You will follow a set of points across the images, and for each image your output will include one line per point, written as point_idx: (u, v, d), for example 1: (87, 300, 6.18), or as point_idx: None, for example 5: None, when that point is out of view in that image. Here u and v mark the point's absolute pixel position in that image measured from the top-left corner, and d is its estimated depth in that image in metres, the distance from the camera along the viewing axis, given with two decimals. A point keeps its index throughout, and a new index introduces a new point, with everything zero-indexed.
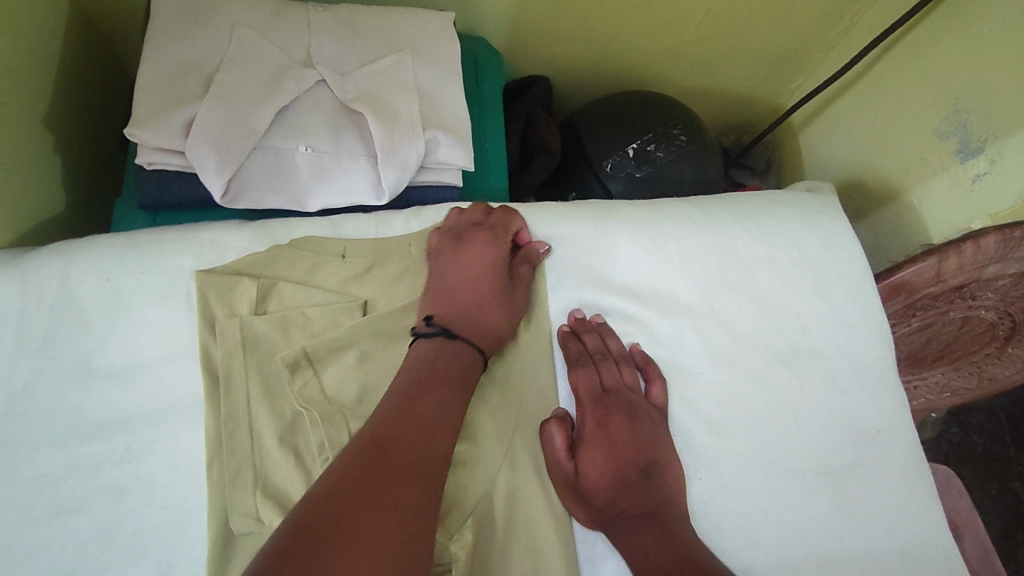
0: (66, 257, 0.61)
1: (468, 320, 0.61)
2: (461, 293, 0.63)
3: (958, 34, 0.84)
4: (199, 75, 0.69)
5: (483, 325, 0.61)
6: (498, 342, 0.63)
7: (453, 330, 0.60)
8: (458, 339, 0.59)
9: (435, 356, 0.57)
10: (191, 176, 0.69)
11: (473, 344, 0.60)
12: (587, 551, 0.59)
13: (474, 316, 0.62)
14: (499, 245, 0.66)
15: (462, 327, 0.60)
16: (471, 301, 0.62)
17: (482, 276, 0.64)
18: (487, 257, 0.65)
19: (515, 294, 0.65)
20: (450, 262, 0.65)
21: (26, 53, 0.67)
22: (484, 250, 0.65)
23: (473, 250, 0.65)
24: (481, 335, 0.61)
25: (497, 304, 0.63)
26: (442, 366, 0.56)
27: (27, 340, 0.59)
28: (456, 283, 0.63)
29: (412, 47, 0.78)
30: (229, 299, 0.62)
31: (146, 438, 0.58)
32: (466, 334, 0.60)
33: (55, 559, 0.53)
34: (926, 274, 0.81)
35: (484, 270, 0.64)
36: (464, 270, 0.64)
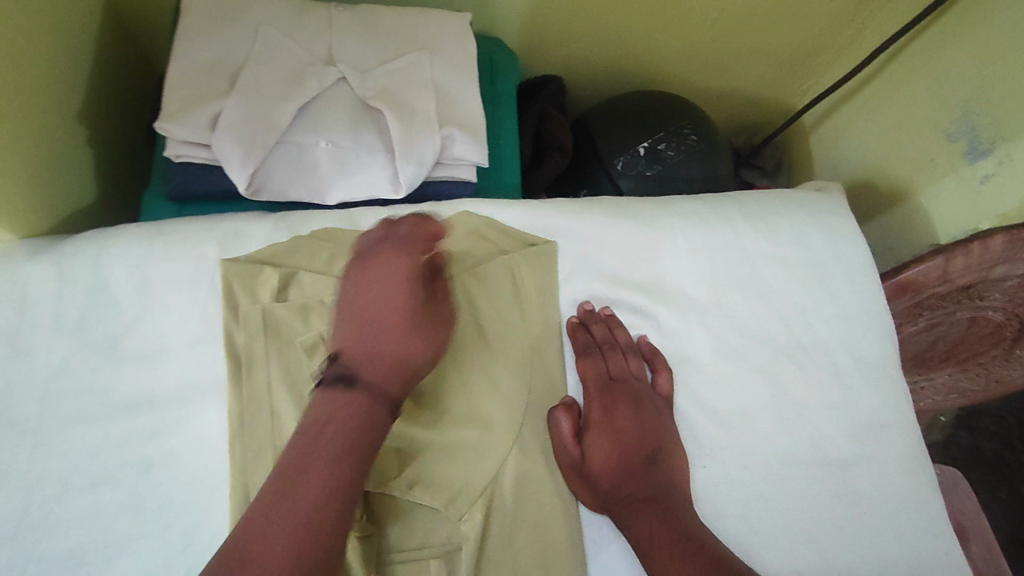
0: (99, 244, 0.64)
1: (377, 356, 0.52)
2: (370, 322, 0.53)
3: (968, 37, 0.85)
4: (225, 72, 0.72)
5: (394, 362, 0.52)
6: (413, 378, 0.54)
7: (358, 373, 0.51)
8: (362, 386, 0.50)
9: (336, 410, 0.49)
10: (216, 169, 0.72)
11: (383, 387, 0.51)
12: (594, 532, 0.62)
13: (385, 352, 0.52)
14: (415, 258, 0.55)
15: (370, 367, 0.51)
16: (378, 332, 0.53)
17: (396, 299, 0.53)
18: (400, 275, 0.54)
19: (436, 317, 0.56)
20: (358, 283, 0.54)
21: (63, 49, 0.70)
22: (396, 267, 0.54)
23: (385, 268, 0.54)
24: (393, 374, 0.52)
25: (411, 332, 0.53)
26: (340, 424, 0.48)
27: (61, 322, 0.62)
28: (365, 309, 0.53)
29: (430, 46, 0.80)
30: (252, 287, 0.64)
31: (173, 417, 0.60)
32: (374, 374, 0.51)
33: (88, 528, 0.56)
34: (931, 274, 0.82)
35: (398, 292, 0.54)
36: (376, 291, 0.54)
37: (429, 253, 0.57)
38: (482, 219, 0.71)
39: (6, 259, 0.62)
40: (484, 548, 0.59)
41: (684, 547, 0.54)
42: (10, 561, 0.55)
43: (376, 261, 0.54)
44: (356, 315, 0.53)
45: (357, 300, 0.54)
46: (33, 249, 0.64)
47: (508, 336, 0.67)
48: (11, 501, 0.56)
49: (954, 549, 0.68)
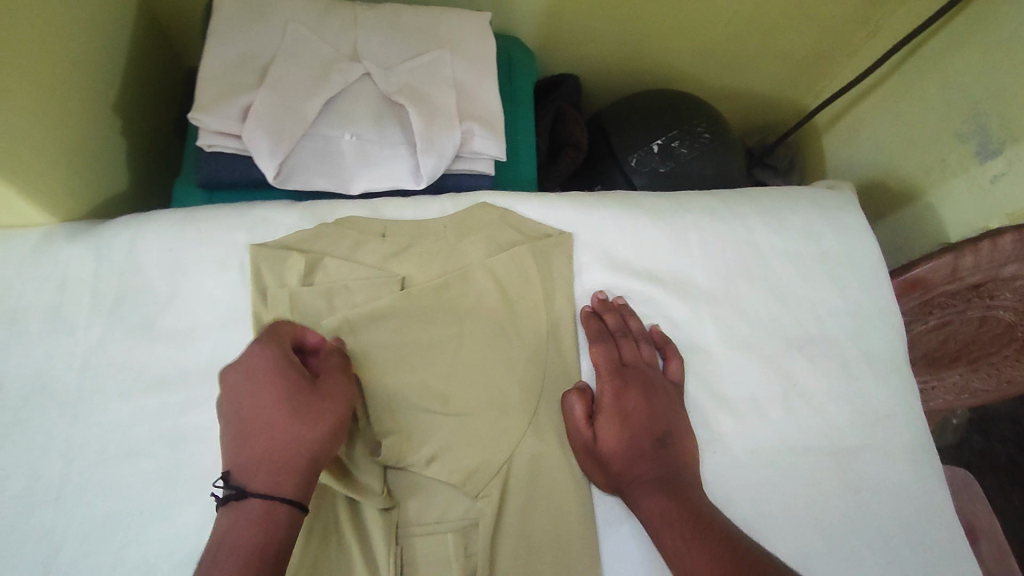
0: (134, 228, 0.67)
1: (261, 458, 0.51)
2: (243, 427, 0.52)
3: (979, 40, 0.86)
4: (256, 67, 0.75)
5: (278, 457, 0.51)
6: (314, 461, 0.52)
7: (248, 479, 0.50)
8: (251, 495, 0.50)
9: (232, 528, 0.49)
10: (245, 159, 0.75)
11: (274, 487, 0.50)
12: (606, 513, 0.64)
13: (266, 451, 0.51)
14: (271, 350, 0.54)
15: (254, 475, 0.50)
16: (263, 432, 0.51)
17: (261, 395, 0.53)
18: (259, 369, 0.53)
19: (317, 393, 0.54)
20: (231, 390, 0.54)
21: (102, 44, 0.73)
22: (252, 365, 0.53)
23: (245, 368, 0.54)
24: (282, 470, 0.51)
25: (287, 418, 0.52)
26: (239, 539, 0.48)
27: (99, 301, 0.65)
28: (242, 413, 0.52)
29: (451, 44, 0.83)
30: (280, 271, 0.67)
31: (203, 392, 0.63)
32: (259, 478, 0.50)
33: (122, 496, 0.59)
34: (940, 271, 0.83)
35: (265, 387, 0.53)
36: (240, 395, 0.53)
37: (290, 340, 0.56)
38: (500, 210, 0.73)
39: (48, 240, 0.66)
40: (498, 524, 0.61)
41: (695, 524, 0.56)
42: (50, 523, 0.58)
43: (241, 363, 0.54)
44: (242, 422, 0.52)
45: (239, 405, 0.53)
46: (73, 231, 0.67)
47: (523, 323, 0.69)
48: (53, 467, 0.60)
49: (959, 540, 0.70)
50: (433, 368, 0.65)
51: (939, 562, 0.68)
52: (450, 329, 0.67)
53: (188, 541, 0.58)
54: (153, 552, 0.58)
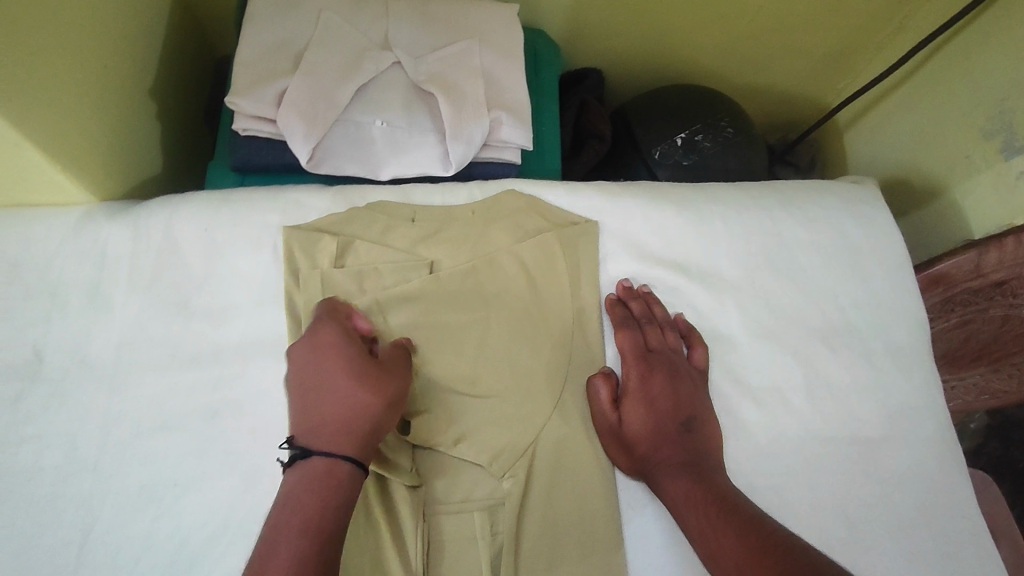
0: (171, 208, 0.69)
1: (326, 421, 0.52)
2: (311, 391, 0.54)
3: (1007, 36, 0.86)
4: (289, 54, 0.76)
5: (344, 419, 0.53)
6: (376, 429, 0.54)
7: (313, 440, 0.52)
8: (318, 454, 0.51)
9: (296, 488, 0.50)
10: (279, 144, 0.77)
11: (339, 448, 0.52)
12: (630, 496, 0.65)
13: (332, 412, 0.53)
14: (337, 325, 0.58)
15: (318, 436, 0.52)
16: (331, 396, 0.53)
17: (329, 363, 0.55)
18: (328, 339, 0.56)
19: (381, 365, 0.56)
20: (301, 356, 0.56)
21: (141, 29, 0.75)
22: (323, 336, 0.56)
23: (316, 338, 0.56)
24: (347, 432, 0.52)
25: (355, 382, 0.54)
26: (302, 499, 0.49)
27: (137, 279, 0.67)
28: (311, 378, 0.54)
29: (480, 35, 0.83)
30: (312, 252, 0.68)
31: (236, 369, 0.65)
32: (326, 439, 0.52)
33: (157, 467, 0.61)
34: (964, 266, 0.84)
35: (333, 355, 0.55)
36: (306, 363, 0.55)
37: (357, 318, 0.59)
38: (528, 198, 0.74)
39: (87, 219, 0.68)
40: (523, 504, 0.62)
41: (720, 505, 0.57)
42: (88, 492, 0.59)
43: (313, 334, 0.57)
44: (309, 386, 0.54)
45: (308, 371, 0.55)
46: (112, 210, 0.69)
47: (549, 307, 0.70)
48: (91, 438, 0.61)
49: (981, 534, 0.70)
50: (461, 350, 0.66)
51: (960, 554, 0.68)
52: (478, 313, 0.68)
53: (221, 513, 0.60)
54: (187, 522, 0.59)
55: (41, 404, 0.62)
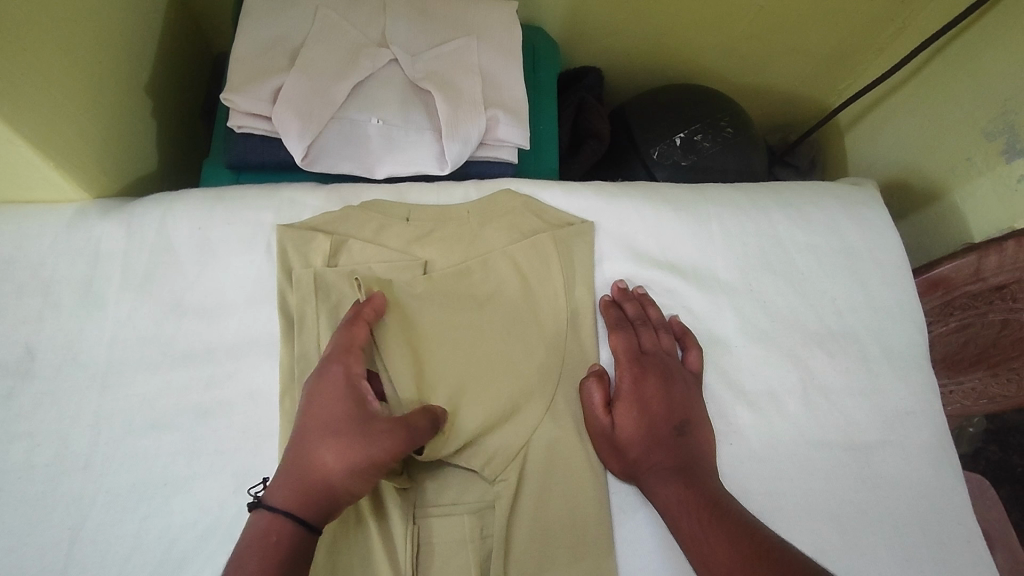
0: (164, 206, 0.68)
1: (287, 471, 0.54)
2: (295, 435, 0.56)
3: (1010, 37, 0.85)
4: (285, 51, 0.76)
5: (301, 476, 0.53)
6: (332, 492, 0.53)
7: (271, 488, 0.54)
8: (266, 503, 0.53)
9: (244, 532, 0.52)
10: (274, 141, 0.76)
11: (284, 502, 0.53)
12: (622, 500, 0.64)
13: (292, 466, 0.54)
14: (338, 370, 0.58)
15: (276, 486, 0.54)
16: (300, 447, 0.55)
17: (315, 410, 0.56)
18: (324, 382, 0.58)
19: (362, 426, 0.55)
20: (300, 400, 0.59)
21: (136, 25, 0.75)
22: (321, 378, 0.58)
23: (314, 381, 0.58)
24: (302, 487, 0.53)
25: (326, 440, 0.55)
26: (242, 545, 0.51)
27: (130, 277, 0.66)
28: (296, 424, 0.57)
29: (477, 32, 0.83)
30: (305, 252, 0.68)
31: (228, 368, 0.65)
32: (280, 488, 0.53)
33: (148, 466, 0.61)
34: (963, 270, 0.83)
35: (322, 404, 0.57)
36: (302, 405, 0.58)
37: (356, 366, 0.59)
38: (524, 198, 0.74)
39: (81, 216, 0.67)
40: (514, 507, 0.62)
41: (711, 511, 0.57)
42: (78, 491, 0.59)
43: (312, 376, 0.59)
44: (293, 431, 0.57)
45: (299, 415, 0.58)
46: (106, 208, 0.68)
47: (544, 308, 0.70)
48: (81, 436, 0.61)
49: (977, 540, 0.69)
50: (454, 352, 0.66)
51: (956, 561, 0.68)
52: (472, 314, 0.68)
53: (210, 513, 0.59)
54: (177, 522, 0.59)
55: (32, 403, 0.62)
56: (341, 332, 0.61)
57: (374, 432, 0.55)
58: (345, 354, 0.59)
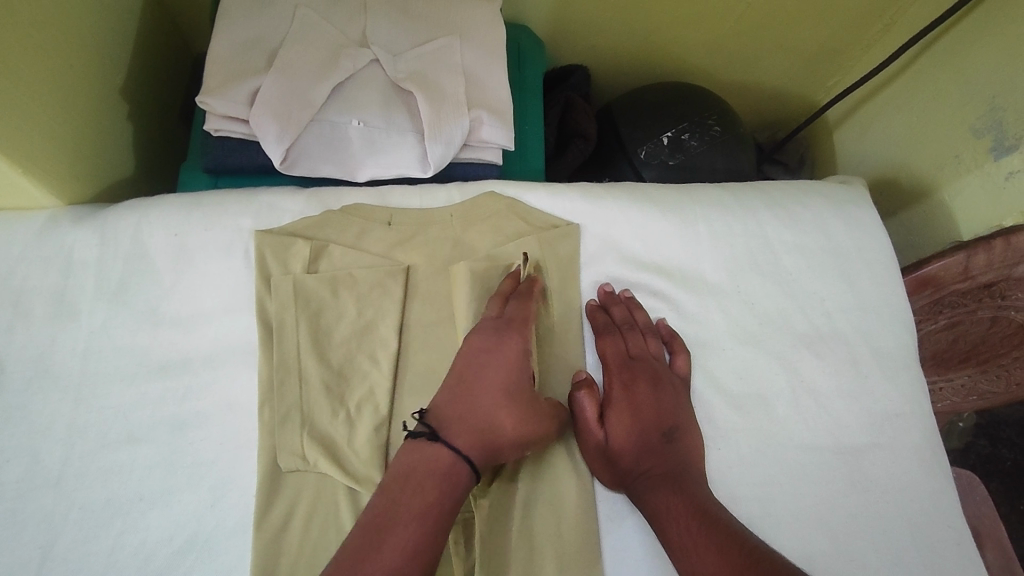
0: (139, 212, 0.67)
1: (469, 418, 0.57)
2: (469, 387, 0.59)
3: (997, 34, 0.84)
4: (264, 52, 0.74)
5: (483, 427, 0.57)
6: (497, 451, 0.58)
7: (449, 428, 0.56)
8: (446, 442, 0.55)
9: (411, 460, 0.54)
10: (252, 144, 0.75)
11: (463, 448, 0.56)
12: (609, 507, 0.63)
13: (476, 415, 0.58)
14: (520, 341, 0.62)
15: (456, 427, 0.56)
16: (482, 401, 0.58)
17: (495, 372, 0.60)
18: (505, 348, 0.61)
19: (533, 404, 0.61)
20: (473, 352, 0.61)
21: (111, 28, 0.73)
22: (501, 343, 0.61)
23: (495, 343, 0.61)
24: (478, 441, 0.56)
25: (506, 404, 0.59)
26: (412, 474, 0.53)
27: (104, 285, 0.65)
28: (473, 374, 0.60)
29: (461, 31, 0.81)
30: (284, 258, 0.66)
31: (206, 378, 0.63)
32: (458, 434, 0.56)
33: (123, 480, 0.59)
34: (953, 268, 0.81)
35: (503, 369, 0.60)
36: (478, 360, 0.60)
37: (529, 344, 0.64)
38: (509, 200, 0.72)
39: (53, 223, 0.66)
40: (495, 514, 0.61)
41: (702, 518, 0.56)
42: (51, 508, 0.58)
43: (493, 336, 0.62)
44: (469, 378, 0.59)
45: (473, 366, 0.60)
46: (78, 215, 0.67)
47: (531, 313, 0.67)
48: (54, 450, 0.60)
49: (966, 541, 0.68)
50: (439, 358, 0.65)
51: (945, 563, 0.67)
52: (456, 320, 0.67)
53: (187, 528, 0.58)
54: (153, 537, 0.58)
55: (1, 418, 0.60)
56: (518, 307, 0.64)
57: (543, 414, 0.61)
58: (525, 329, 0.63)
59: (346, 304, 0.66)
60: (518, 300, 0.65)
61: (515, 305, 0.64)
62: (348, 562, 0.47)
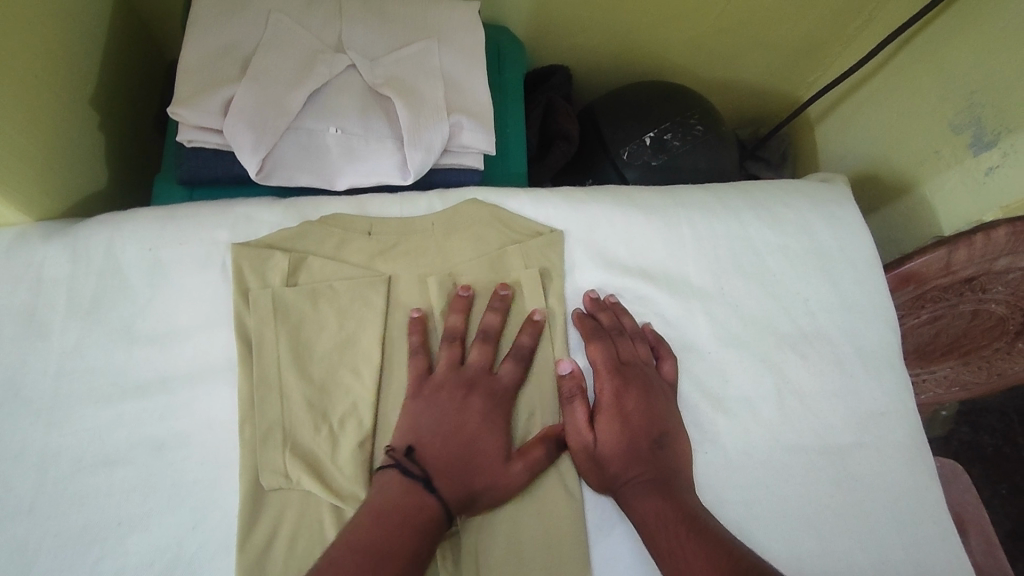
0: (111, 227, 0.65)
1: (455, 472, 0.58)
2: (456, 440, 0.59)
3: (975, 30, 0.85)
4: (236, 59, 0.72)
5: (467, 481, 0.58)
6: (474, 502, 0.59)
7: (433, 478, 0.57)
8: (435, 489, 0.56)
9: (401, 496, 0.55)
10: (227, 155, 0.73)
11: (445, 498, 0.57)
12: (598, 516, 0.63)
13: (462, 469, 0.58)
14: (508, 405, 0.63)
15: (442, 475, 0.57)
16: (469, 455, 0.59)
17: (483, 430, 0.60)
18: (494, 408, 0.62)
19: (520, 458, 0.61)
20: (459, 404, 0.61)
21: (81, 37, 0.71)
22: (490, 403, 0.62)
23: (484, 402, 0.62)
24: (457, 491, 0.58)
25: (492, 463, 0.59)
26: (407, 505, 0.55)
27: (76, 304, 0.63)
28: (460, 427, 0.60)
29: (439, 34, 0.80)
30: (263, 271, 0.65)
31: (184, 397, 0.62)
32: (444, 485, 0.57)
33: (102, 503, 0.58)
34: (934, 265, 0.79)
35: (489, 426, 0.61)
36: (465, 414, 0.60)
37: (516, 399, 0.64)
38: (491, 206, 0.71)
39: (21, 241, 0.64)
40: (483, 523, 0.61)
41: (690, 526, 0.56)
42: (23, 536, 0.57)
43: (482, 390, 0.62)
44: (456, 431, 0.60)
45: (459, 419, 0.60)
46: (48, 231, 0.65)
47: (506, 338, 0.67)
48: (26, 476, 0.58)
49: (951, 538, 0.69)
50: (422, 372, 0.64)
51: (931, 561, 0.67)
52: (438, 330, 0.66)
53: (169, 551, 0.57)
54: (133, 562, 0.57)
55: None
56: (511, 365, 0.64)
57: (536, 470, 0.61)
58: (514, 393, 0.64)
59: (327, 317, 0.65)
60: (507, 354, 0.65)
61: (506, 362, 0.64)
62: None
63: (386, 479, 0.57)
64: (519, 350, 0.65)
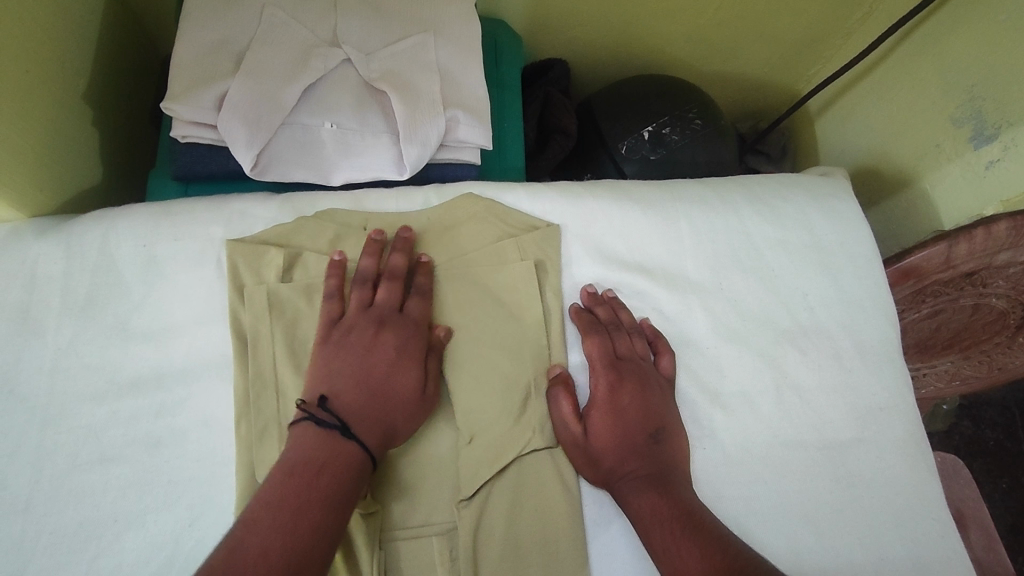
0: (105, 223, 0.65)
1: (368, 413, 0.58)
2: (366, 379, 0.59)
3: (977, 21, 0.84)
4: (230, 54, 0.72)
5: (382, 419, 0.58)
6: (393, 439, 0.59)
7: (348, 422, 0.56)
8: (353, 434, 0.56)
9: (317, 446, 0.54)
10: (222, 151, 0.73)
11: (364, 441, 0.56)
12: (595, 512, 0.63)
13: (375, 408, 0.58)
14: (418, 338, 0.63)
15: (357, 420, 0.57)
16: (381, 393, 0.59)
17: (396, 366, 0.60)
18: (405, 344, 0.62)
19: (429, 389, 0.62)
20: (365, 344, 0.61)
21: (74, 32, 0.70)
22: (400, 340, 0.62)
23: (393, 340, 0.62)
24: (377, 431, 0.57)
25: (402, 397, 0.60)
26: (323, 456, 0.54)
27: (70, 301, 0.63)
28: (367, 366, 0.60)
29: (435, 28, 0.79)
30: (258, 267, 0.65)
31: (179, 394, 0.62)
32: (360, 429, 0.57)
33: (97, 500, 0.58)
34: (934, 259, 0.78)
35: (398, 362, 0.61)
36: (375, 354, 0.60)
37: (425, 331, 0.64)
38: (487, 202, 0.71)
39: (15, 237, 0.64)
40: (480, 517, 0.61)
41: (686, 523, 0.55)
42: (18, 534, 0.56)
43: (390, 328, 0.62)
44: (364, 371, 0.59)
45: (367, 358, 0.60)
46: (42, 227, 0.64)
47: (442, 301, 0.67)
48: (21, 474, 0.58)
49: (951, 533, 0.69)
50: None
51: (931, 557, 0.67)
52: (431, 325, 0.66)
53: (164, 549, 0.57)
54: (129, 559, 0.57)
55: None
56: (418, 301, 0.64)
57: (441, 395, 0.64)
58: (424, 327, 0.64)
59: None
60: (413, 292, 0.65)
61: (412, 299, 0.65)
62: (254, 549, 0.48)
63: (299, 430, 0.56)
64: (422, 288, 0.65)
